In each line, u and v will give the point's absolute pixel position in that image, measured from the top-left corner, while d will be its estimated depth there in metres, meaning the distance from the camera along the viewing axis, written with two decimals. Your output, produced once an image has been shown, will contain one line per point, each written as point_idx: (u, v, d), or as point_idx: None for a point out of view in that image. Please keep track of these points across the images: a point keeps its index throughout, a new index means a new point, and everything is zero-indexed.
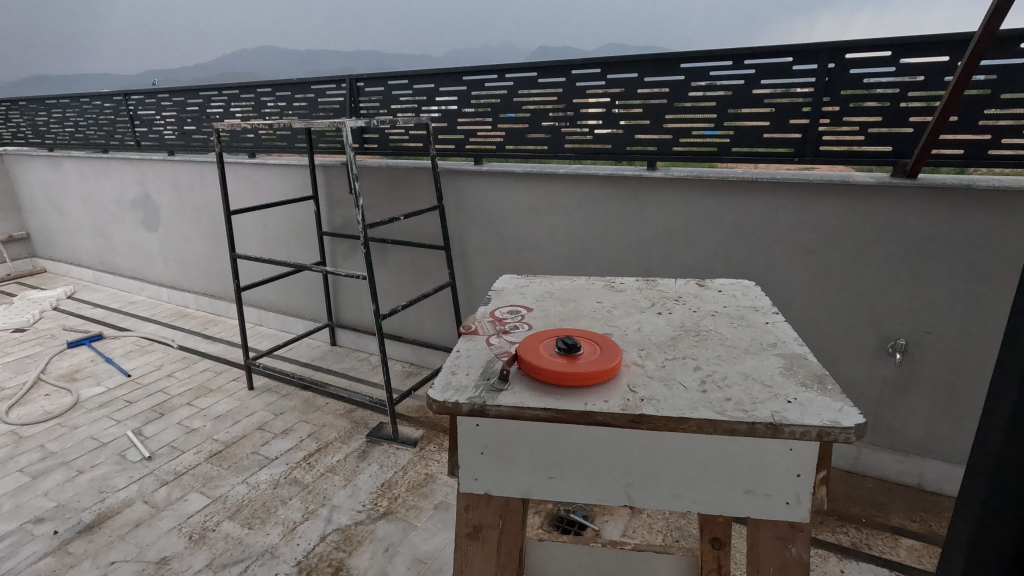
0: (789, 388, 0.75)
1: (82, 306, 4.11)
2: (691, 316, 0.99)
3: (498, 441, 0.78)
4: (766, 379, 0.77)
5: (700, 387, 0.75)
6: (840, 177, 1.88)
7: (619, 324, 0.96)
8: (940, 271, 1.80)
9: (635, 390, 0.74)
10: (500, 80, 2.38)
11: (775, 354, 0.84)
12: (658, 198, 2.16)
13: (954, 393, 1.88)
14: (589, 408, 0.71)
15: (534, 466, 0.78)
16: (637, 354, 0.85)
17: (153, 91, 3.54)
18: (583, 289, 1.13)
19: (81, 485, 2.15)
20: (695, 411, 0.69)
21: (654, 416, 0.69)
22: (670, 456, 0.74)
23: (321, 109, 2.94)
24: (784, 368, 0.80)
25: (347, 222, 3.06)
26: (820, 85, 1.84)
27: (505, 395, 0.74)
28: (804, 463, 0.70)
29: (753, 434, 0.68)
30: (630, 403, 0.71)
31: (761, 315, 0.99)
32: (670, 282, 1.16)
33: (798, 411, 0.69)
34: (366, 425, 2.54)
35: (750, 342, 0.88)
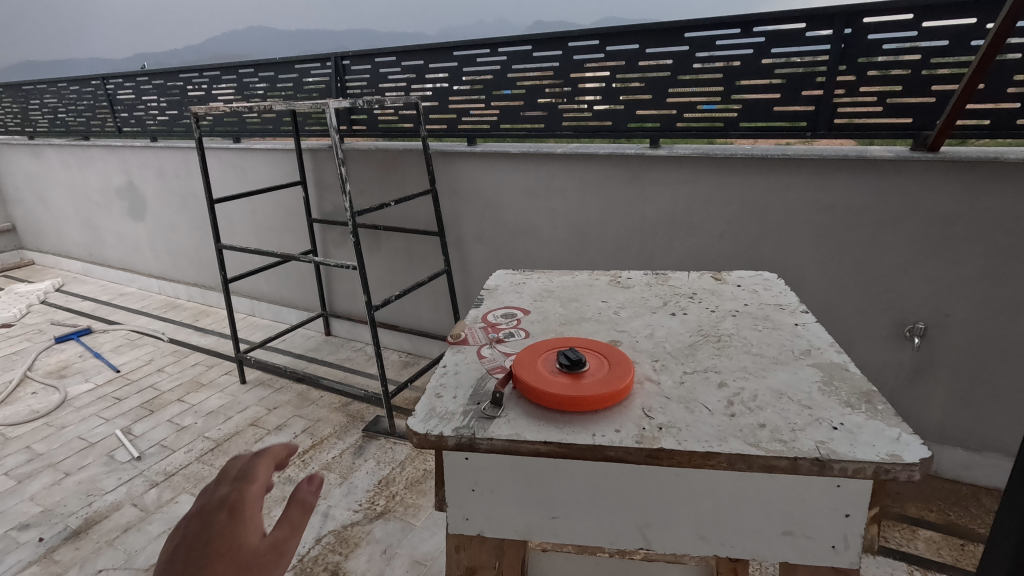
0: (832, 409, 0.66)
1: (70, 299, 4.01)
2: (709, 317, 0.90)
3: (492, 477, 0.70)
4: (800, 397, 0.69)
5: (727, 411, 0.67)
6: (856, 152, 1.76)
7: (628, 329, 0.87)
8: (963, 251, 1.70)
9: (652, 415, 0.66)
10: (493, 54, 2.25)
11: (810, 365, 0.76)
12: (661, 179, 2.05)
13: (973, 376, 1.80)
14: (599, 441, 0.62)
15: (534, 506, 0.70)
16: (652, 367, 0.77)
17: (132, 74, 3.39)
18: (587, 287, 1.04)
19: (69, 488, 2.08)
20: (724, 443, 0.61)
21: (676, 452, 0.60)
22: (694, 493, 0.65)
23: (306, 90, 2.81)
24: (823, 383, 0.71)
25: (337, 209, 2.95)
26: (835, 52, 1.72)
27: (499, 425, 0.65)
28: (852, 502, 0.62)
29: (796, 470, 0.59)
30: (647, 435, 0.63)
31: (789, 315, 0.90)
32: (684, 275, 1.07)
33: (844, 442, 0.60)
34: (362, 419, 2.47)
35: (779, 348, 0.80)
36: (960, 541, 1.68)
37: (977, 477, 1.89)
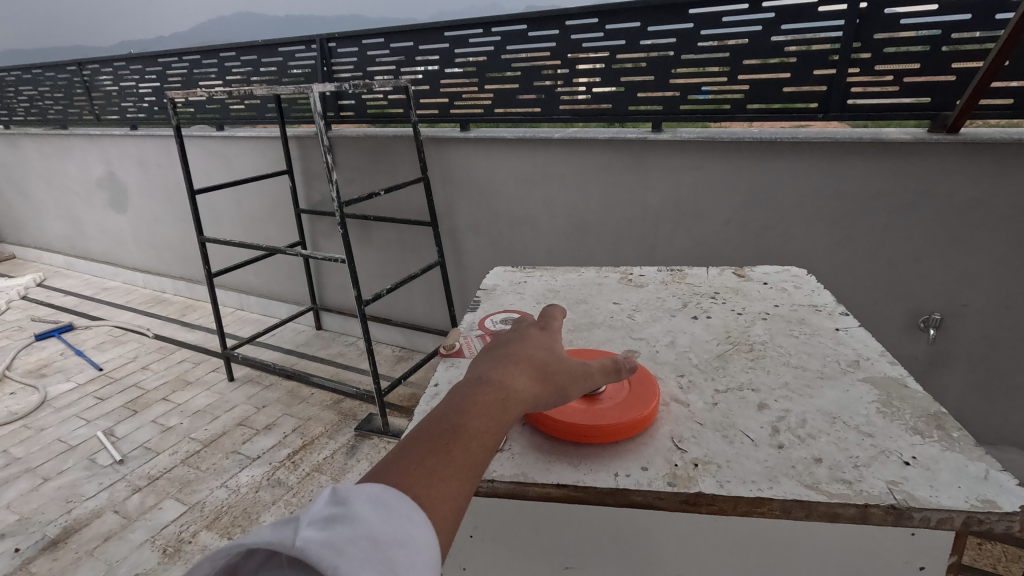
0: (904, 439, 0.71)
1: (52, 294, 3.89)
2: (740, 323, 1.03)
3: (501, 526, 0.75)
4: (858, 422, 0.74)
5: (775, 443, 0.71)
6: (871, 135, 1.67)
7: (648, 336, 0.99)
8: (982, 238, 1.62)
9: (686, 449, 0.71)
10: (486, 35, 2.13)
11: (862, 380, 0.84)
12: (664, 165, 1.96)
13: (990, 367, 1.74)
14: (620, 484, 0.66)
15: (546, 552, 0.75)
16: (679, 386, 0.84)
17: (108, 59, 3.23)
18: (597, 285, 1.21)
19: (48, 494, 1.99)
20: (774, 488, 0.64)
21: (717, 497, 0.64)
22: (733, 538, 0.70)
23: (291, 74, 2.68)
24: (881, 406, 0.77)
25: (325, 199, 2.84)
26: (850, 28, 1.62)
27: (505, 465, 0.70)
28: (926, 554, 0.66)
29: (869, 519, 0.62)
30: (679, 476, 0.66)
31: (827, 318, 1.03)
32: (702, 275, 1.24)
33: (916, 483, 0.63)
34: (355, 416, 2.38)
35: (827, 359, 0.90)
36: (977, 540, 1.62)
37: None
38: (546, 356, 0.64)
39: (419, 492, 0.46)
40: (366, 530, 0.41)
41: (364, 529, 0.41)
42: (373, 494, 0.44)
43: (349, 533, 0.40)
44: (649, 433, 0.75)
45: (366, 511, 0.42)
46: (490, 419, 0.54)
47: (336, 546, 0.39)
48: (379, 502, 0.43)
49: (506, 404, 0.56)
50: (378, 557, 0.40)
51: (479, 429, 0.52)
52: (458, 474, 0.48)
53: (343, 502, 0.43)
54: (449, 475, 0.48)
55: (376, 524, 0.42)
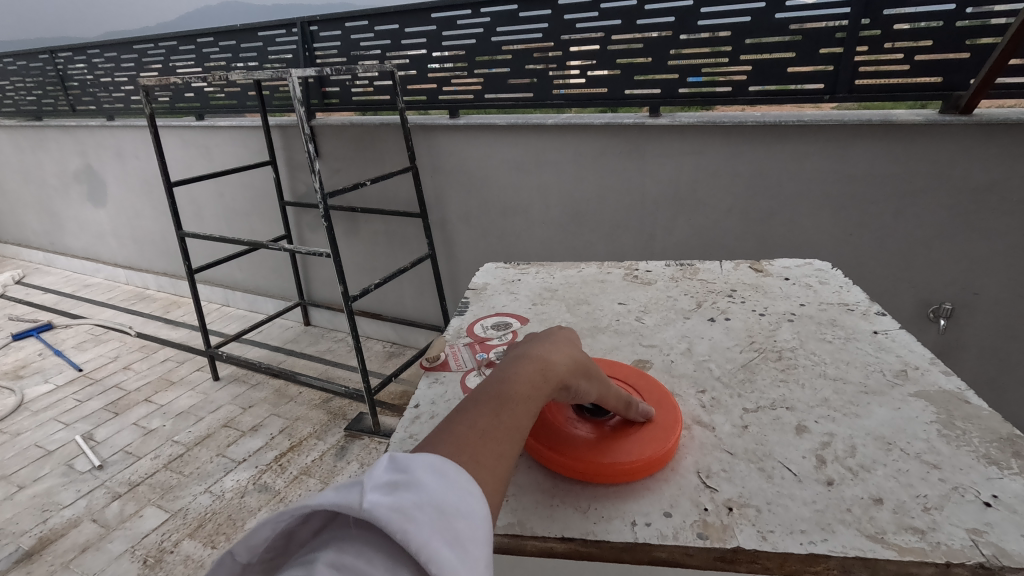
0: (973, 465, 0.65)
1: (31, 292, 3.77)
2: (763, 325, 0.97)
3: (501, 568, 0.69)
4: (918, 450, 0.68)
5: (823, 479, 0.64)
6: (881, 116, 1.59)
7: (659, 342, 0.93)
8: (998, 224, 1.56)
9: (716, 489, 0.64)
10: (475, 16, 2.03)
11: (915, 395, 0.77)
12: (665, 152, 1.87)
13: (1003, 359, 1.68)
14: (641, 539, 0.58)
15: None
16: (701, 406, 0.78)
17: (80, 46, 3.10)
18: (601, 282, 1.14)
19: (22, 503, 1.90)
20: (826, 542, 0.56)
21: (759, 554, 0.56)
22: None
23: (272, 60, 2.56)
24: (940, 427, 0.71)
25: (310, 191, 2.74)
26: (859, 4, 1.53)
27: (504, 512, 0.63)
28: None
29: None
30: (709, 526, 0.59)
31: (862, 319, 0.96)
32: (713, 270, 1.17)
33: (1006, 533, 0.56)
34: (345, 416, 2.30)
35: (871, 368, 0.83)
36: None
37: None
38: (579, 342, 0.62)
39: (468, 454, 0.42)
40: (432, 498, 0.36)
41: (428, 499, 0.36)
42: (432, 464, 0.38)
43: (415, 501, 0.35)
44: (676, 470, 0.68)
45: (429, 480, 0.37)
46: (534, 392, 0.51)
47: (406, 513, 0.34)
48: (440, 471, 0.38)
49: (547, 378, 0.53)
50: (446, 531, 0.35)
51: (524, 400, 0.50)
52: (508, 440, 0.45)
53: (403, 468, 0.37)
54: (500, 440, 0.45)
55: (439, 493, 0.36)
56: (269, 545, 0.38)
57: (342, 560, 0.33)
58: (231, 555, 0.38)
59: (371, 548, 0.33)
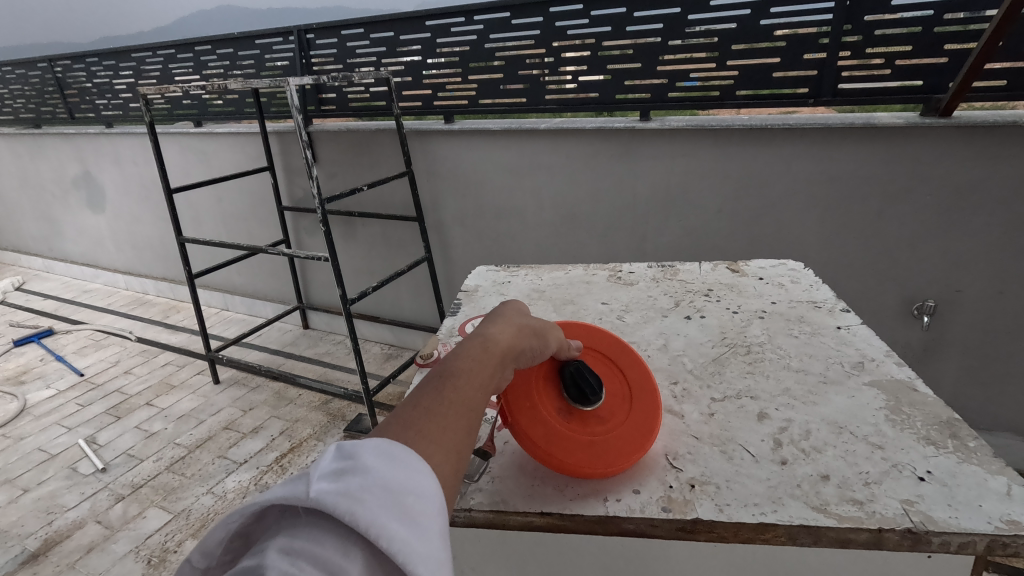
0: (909, 445, 0.70)
1: (31, 298, 3.80)
2: (737, 321, 1.01)
3: (479, 553, 0.75)
4: (866, 433, 0.72)
5: (777, 458, 0.69)
6: (863, 120, 1.64)
7: (641, 338, 0.98)
8: (977, 223, 1.60)
9: (680, 469, 0.69)
10: (468, 23, 2.07)
11: (867, 383, 0.82)
12: (653, 155, 1.92)
13: (984, 354, 1.73)
14: (610, 513, 0.64)
15: None
16: (674, 395, 0.83)
17: (79, 54, 3.13)
18: (589, 282, 1.19)
19: (26, 506, 1.93)
20: (777, 513, 0.61)
21: (716, 524, 0.61)
22: (732, 564, 0.66)
23: (269, 67, 2.60)
24: (889, 411, 0.76)
25: (307, 195, 2.77)
26: (840, 10, 1.58)
27: (485, 493, 0.69)
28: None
29: (879, 542, 0.59)
30: (674, 501, 0.65)
31: (828, 315, 1.00)
32: (696, 271, 1.22)
33: (934, 503, 0.61)
34: (343, 417, 2.33)
35: (831, 361, 0.88)
36: None
37: None
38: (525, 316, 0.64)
39: (417, 433, 0.44)
40: (380, 480, 0.37)
41: (376, 481, 0.37)
42: (380, 448, 0.40)
43: (363, 484, 0.37)
44: (644, 452, 0.73)
45: (377, 463, 0.38)
46: (480, 365, 0.53)
47: (353, 496, 0.35)
48: (387, 455, 0.39)
49: (491, 351, 0.55)
50: (396, 508, 0.36)
51: (470, 374, 0.51)
52: (458, 414, 0.47)
53: (349, 456, 0.39)
54: (449, 415, 0.46)
55: (387, 475, 0.38)
56: (224, 546, 0.39)
57: (293, 545, 0.34)
58: (188, 561, 0.40)
59: (320, 531, 0.35)
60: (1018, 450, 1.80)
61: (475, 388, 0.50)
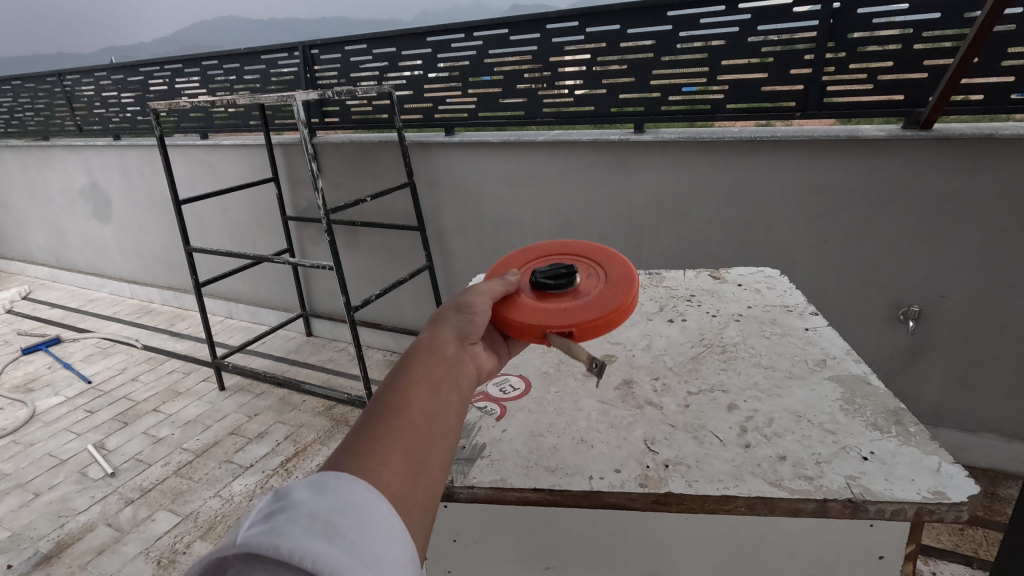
0: (859, 430, 0.80)
1: (37, 307, 3.86)
2: (717, 325, 1.09)
3: (476, 529, 0.81)
4: (822, 421, 0.82)
5: (743, 442, 0.79)
6: (848, 132, 1.71)
7: (628, 340, 1.06)
8: (957, 230, 1.67)
9: (658, 451, 0.78)
10: (468, 39, 2.14)
11: (828, 379, 0.91)
12: (646, 166, 1.98)
13: (968, 356, 1.78)
14: (594, 488, 0.72)
15: (530, 556, 0.81)
16: (656, 389, 0.92)
17: (89, 69, 3.21)
18: None
19: (38, 509, 1.98)
20: (740, 486, 0.70)
21: (685, 497, 0.70)
22: (705, 537, 0.74)
23: (274, 81, 2.68)
24: (845, 403, 0.85)
25: (311, 205, 2.84)
26: (824, 28, 1.65)
27: (483, 471, 0.77)
28: (886, 546, 0.71)
29: (826, 512, 0.68)
30: (651, 479, 0.73)
31: (798, 318, 1.10)
32: (683, 279, 1.29)
33: (874, 477, 0.71)
34: (347, 422, 2.39)
35: (796, 359, 0.97)
36: (959, 526, 1.71)
37: (974, 457, 1.90)
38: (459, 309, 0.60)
39: (372, 445, 0.40)
40: (308, 507, 0.35)
41: (304, 510, 0.35)
42: (311, 478, 0.38)
43: (289, 515, 0.34)
44: (626, 437, 0.81)
45: (307, 492, 0.36)
46: (426, 361, 0.48)
47: (276, 529, 0.33)
48: (316, 483, 0.37)
49: (432, 346, 0.51)
50: (327, 530, 0.34)
51: (418, 372, 0.47)
52: (413, 417, 0.43)
53: (282, 493, 0.37)
54: (403, 421, 0.42)
55: (315, 500, 0.35)
56: None
57: None
58: None
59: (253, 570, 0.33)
60: (1003, 450, 1.85)
61: (427, 385, 0.46)
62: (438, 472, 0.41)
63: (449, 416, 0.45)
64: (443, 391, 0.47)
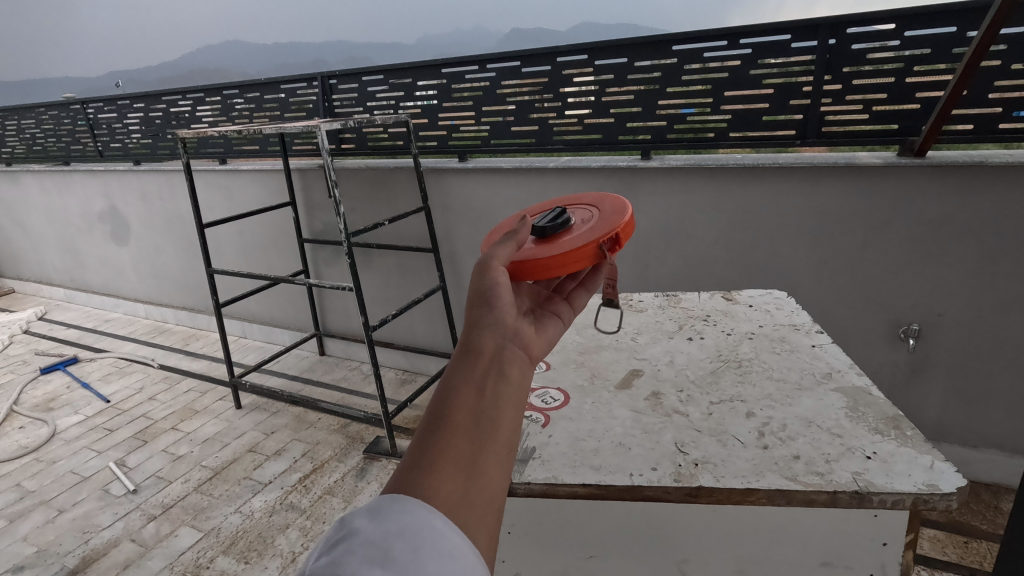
0: (864, 435, 0.86)
1: (54, 328, 3.93)
2: (730, 342, 1.17)
3: (525, 522, 0.89)
4: (830, 425, 0.89)
5: (760, 443, 0.86)
6: (845, 159, 1.80)
7: (649, 357, 1.14)
8: (952, 250, 1.74)
9: (688, 452, 0.85)
10: (481, 71, 2.25)
11: (834, 390, 0.98)
12: (654, 190, 2.07)
13: (968, 372, 1.84)
14: (636, 482, 0.80)
15: (575, 546, 0.89)
16: (680, 400, 0.99)
17: (112, 98, 3.33)
18: (604, 311, 1.35)
19: (63, 526, 2.03)
20: (762, 481, 0.78)
21: (714, 489, 0.77)
22: (729, 526, 0.82)
23: (293, 109, 2.79)
24: (850, 410, 0.92)
25: (327, 228, 2.93)
26: (821, 61, 1.75)
27: (535, 471, 0.84)
28: (888, 532, 0.78)
29: (837, 502, 0.76)
30: (685, 475, 0.80)
31: (805, 336, 1.17)
32: (698, 301, 1.37)
33: (877, 472, 0.78)
34: (362, 439, 2.44)
35: (804, 372, 1.04)
36: (963, 539, 1.76)
37: (977, 472, 1.95)
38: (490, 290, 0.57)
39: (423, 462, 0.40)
40: (362, 538, 0.37)
41: (362, 536, 0.37)
42: (367, 507, 0.39)
43: (348, 546, 0.36)
44: (657, 441, 0.89)
45: (362, 522, 0.38)
46: (467, 358, 0.46)
47: (337, 561, 0.35)
48: (372, 509, 0.38)
49: (471, 340, 0.48)
50: (383, 556, 0.36)
51: (459, 372, 0.45)
52: (460, 422, 0.41)
53: (344, 524, 0.39)
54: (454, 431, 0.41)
55: (372, 526, 0.37)
56: None
57: None
58: None
59: None
60: (1004, 465, 1.89)
61: (471, 385, 0.44)
62: (494, 472, 0.40)
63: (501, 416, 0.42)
64: (490, 385, 0.44)
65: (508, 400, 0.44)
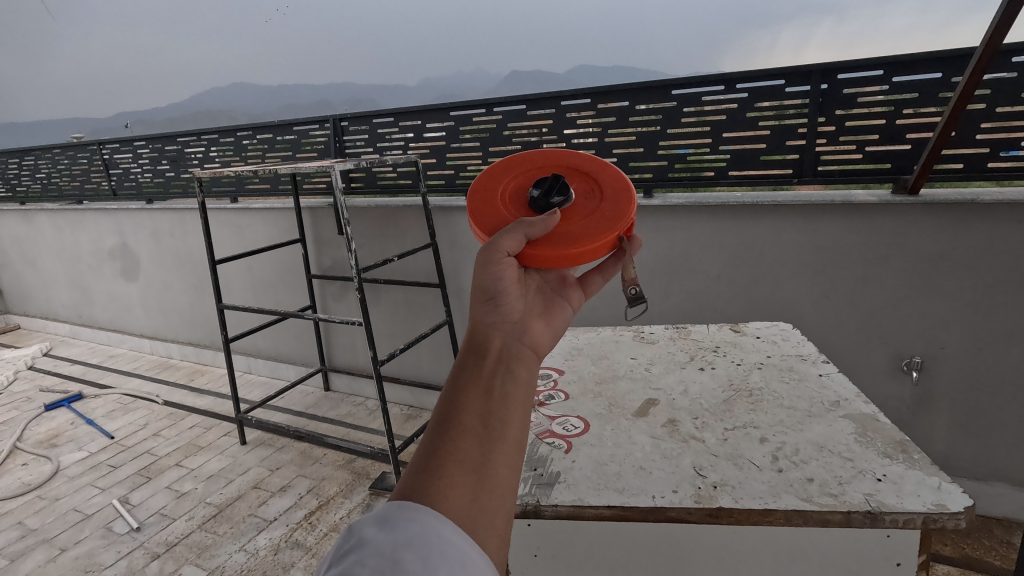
0: (876, 459, 0.88)
1: (58, 364, 3.94)
2: (739, 372, 1.20)
3: (552, 544, 0.91)
4: (842, 450, 0.92)
5: (776, 467, 0.88)
6: (842, 197, 1.86)
7: (664, 387, 1.16)
8: (949, 282, 1.79)
9: (706, 475, 0.88)
10: (489, 113, 2.35)
11: (843, 416, 1.00)
12: (656, 228, 2.12)
13: (973, 404, 1.86)
14: (657, 503, 0.82)
15: (600, 569, 0.90)
16: (697, 427, 1.01)
17: (128, 139, 3.45)
18: (616, 344, 1.39)
19: (65, 564, 2.01)
20: (780, 502, 0.80)
21: (734, 510, 0.80)
22: (749, 547, 0.83)
23: (304, 149, 2.88)
24: (858, 435, 0.95)
25: (335, 264, 2.98)
26: (815, 105, 1.83)
27: (559, 494, 0.86)
28: (902, 553, 0.79)
29: (851, 522, 0.78)
30: (706, 496, 0.83)
31: (812, 365, 1.20)
32: (707, 332, 1.40)
33: (888, 493, 0.80)
34: (368, 475, 2.43)
35: (813, 400, 1.07)
36: None
37: (988, 507, 1.94)
38: (504, 280, 0.55)
39: (432, 466, 0.42)
40: (372, 546, 0.37)
41: (371, 548, 0.36)
42: (376, 517, 0.39)
43: (356, 555, 0.36)
44: (676, 465, 0.91)
45: (372, 533, 0.38)
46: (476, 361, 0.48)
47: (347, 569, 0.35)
48: (382, 519, 0.39)
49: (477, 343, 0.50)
50: (393, 566, 0.35)
51: (467, 376, 0.47)
52: (467, 426, 0.44)
53: (352, 537, 0.39)
54: (464, 434, 0.43)
55: (380, 537, 0.37)
56: None
57: None
58: None
59: None
60: (1014, 499, 1.89)
61: (477, 388, 0.46)
62: (502, 472, 0.43)
63: (509, 417, 0.45)
64: (496, 387, 0.46)
65: (514, 402, 0.46)
